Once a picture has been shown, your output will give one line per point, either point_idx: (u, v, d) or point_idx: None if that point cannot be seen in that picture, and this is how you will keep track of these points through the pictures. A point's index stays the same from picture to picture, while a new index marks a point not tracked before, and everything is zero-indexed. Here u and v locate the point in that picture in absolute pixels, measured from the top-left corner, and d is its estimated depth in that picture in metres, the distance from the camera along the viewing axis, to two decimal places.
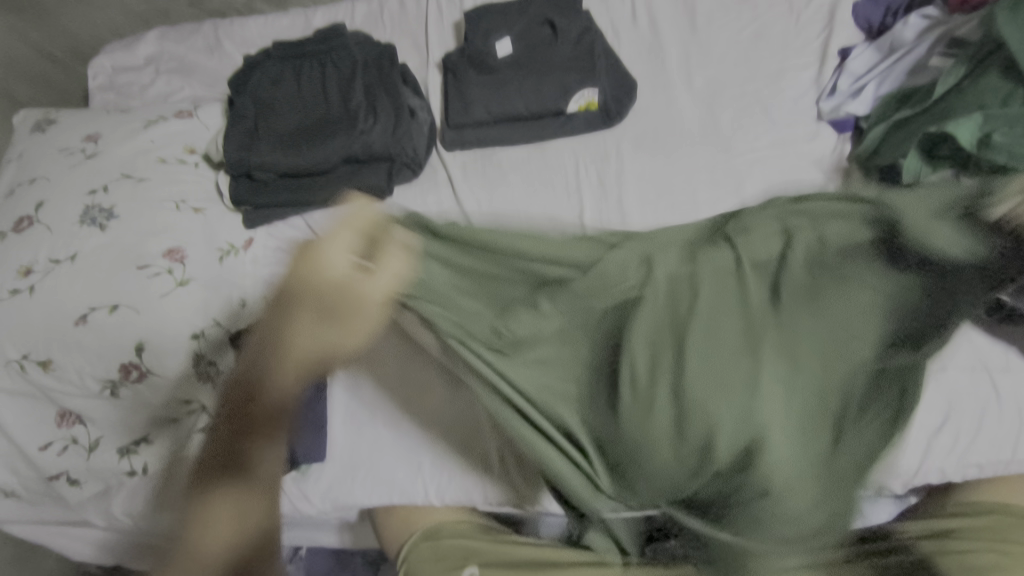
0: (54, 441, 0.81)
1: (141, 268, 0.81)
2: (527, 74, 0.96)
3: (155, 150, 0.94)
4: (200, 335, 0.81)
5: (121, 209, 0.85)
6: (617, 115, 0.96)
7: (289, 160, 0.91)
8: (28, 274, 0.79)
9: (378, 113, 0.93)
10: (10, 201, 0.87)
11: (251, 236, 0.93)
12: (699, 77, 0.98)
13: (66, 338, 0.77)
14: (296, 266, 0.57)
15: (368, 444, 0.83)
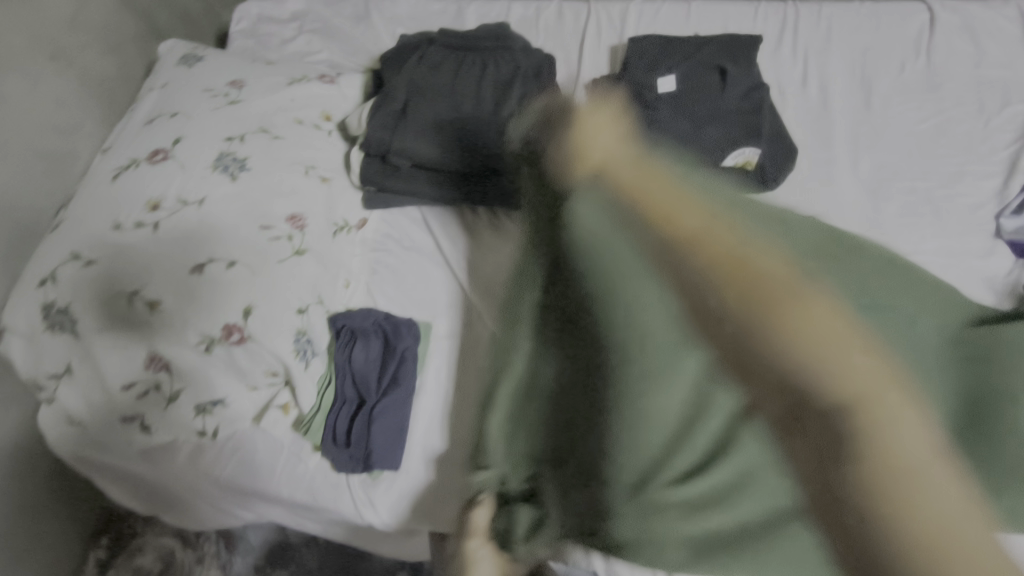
0: (136, 382, 0.75)
1: (263, 229, 0.79)
2: (686, 116, 0.91)
3: (294, 110, 0.93)
4: (305, 310, 0.79)
5: (253, 162, 0.83)
6: (773, 180, 0.89)
7: (429, 151, 0.88)
8: (155, 209, 0.76)
9: (528, 125, 0.90)
10: (146, 128, 0.85)
11: (366, 218, 0.94)
12: (866, 159, 0.91)
13: (176, 284, 0.73)
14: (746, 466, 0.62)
15: (444, 465, 0.79)
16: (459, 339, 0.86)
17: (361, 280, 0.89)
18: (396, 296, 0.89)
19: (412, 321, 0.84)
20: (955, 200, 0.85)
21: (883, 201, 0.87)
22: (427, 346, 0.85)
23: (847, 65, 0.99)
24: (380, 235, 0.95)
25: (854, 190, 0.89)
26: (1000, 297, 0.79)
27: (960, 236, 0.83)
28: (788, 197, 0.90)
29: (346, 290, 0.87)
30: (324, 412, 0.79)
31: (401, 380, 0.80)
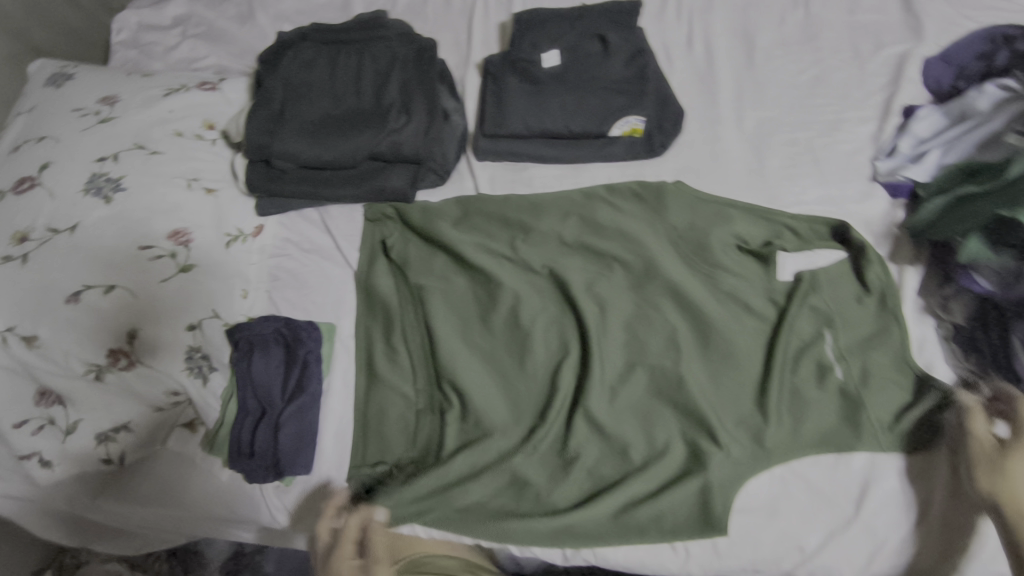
0: (30, 420, 0.74)
1: (143, 249, 0.77)
2: (571, 91, 0.91)
3: (172, 122, 0.90)
4: (196, 326, 0.78)
5: (129, 181, 0.81)
6: (661, 146, 0.90)
7: (313, 151, 0.86)
8: (23, 240, 0.74)
9: (411, 113, 0.88)
10: (13, 157, 0.82)
11: (261, 224, 0.91)
12: (751, 116, 0.92)
13: (53, 315, 0.72)
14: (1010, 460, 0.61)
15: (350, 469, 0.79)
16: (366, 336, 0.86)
17: (261, 288, 0.87)
18: (298, 301, 0.88)
19: (312, 325, 0.83)
20: (834, 147, 0.87)
21: (768, 156, 0.89)
22: (331, 347, 0.85)
23: (730, 22, 0.99)
24: (281, 240, 0.92)
25: (740, 148, 0.90)
26: (878, 239, 0.82)
27: (840, 183, 0.86)
28: (678, 160, 0.91)
29: (245, 300, 0.85)
30: (228, 425, 0.78)
31: (306, 386, 0.79)
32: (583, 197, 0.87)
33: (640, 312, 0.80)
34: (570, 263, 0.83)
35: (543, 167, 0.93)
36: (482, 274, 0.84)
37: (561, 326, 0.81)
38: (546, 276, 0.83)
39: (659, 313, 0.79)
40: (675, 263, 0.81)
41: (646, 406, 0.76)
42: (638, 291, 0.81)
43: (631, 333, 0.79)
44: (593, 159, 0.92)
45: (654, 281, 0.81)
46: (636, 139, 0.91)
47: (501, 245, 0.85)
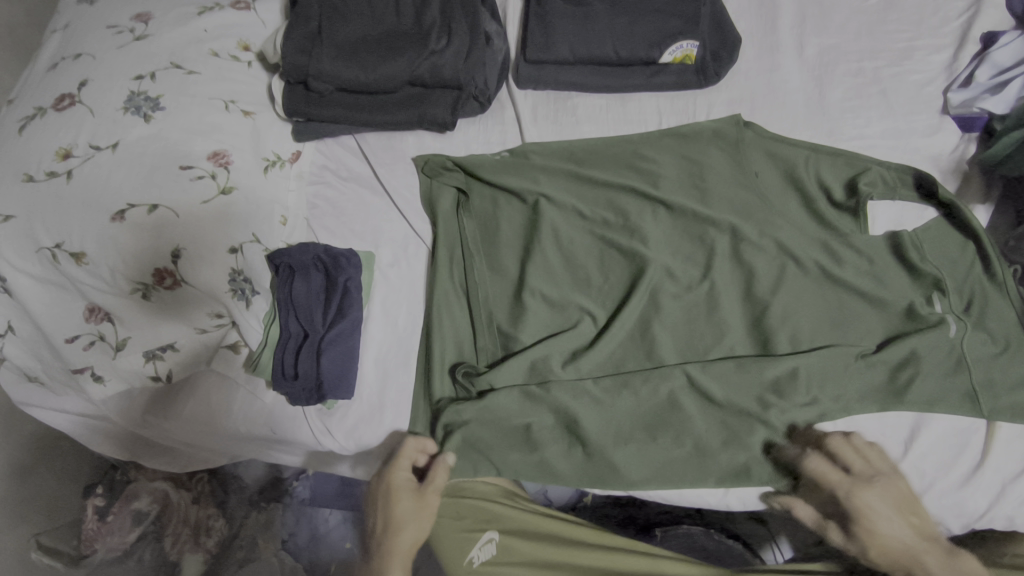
0: (80, 335, 0.76)
1: (184, 169, 0.76)
2: (622, 13, 0.86)
3: (207, 41, 0.87)
4: (238, 249, 0.77)
5: (167, 101, 0.79)
6: (715, 74, 0.85)
7: (351, 72, 0.82)
8: (67, 157, 0.73)
9: (453, 35, 0.84)
10: (51, 74, 0.81)
11: (299, 149, 0.90)
12: (813, 42, 0.86)
13: (101, 233, 0.71)
14: (873, 501, 0.60)
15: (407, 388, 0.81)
16: (402, 266, 0.86)
17: (300, 216, 0.87)
18: (336, 229, 0.88)
19: (352, 252, 0.83)
20: (902, 78, 0.82)
21: (831, 86, 0.83)
22: (371, 276, 0.84)
23: None
24: (318, 167, 0.92)
25: (800, 78, 0.84)
26: (944, 175, 0.78)
27: (908, 115, 0.80)
28: (732, 91, 0.86)
29: (284, 227, 0.85)
30: (271, 347, 0.79)
31: (347, 311, 0.79)
32: (632, 137, 0.85)
33: (691, 241, 0.78)
34: (626, 204, 0.80)
35: (588, 96, 0.90)
36: (549, 214, 0.80)
37: (608, 250, 0.79)
38: (603, 219, 0.80)
39: (714, 254, 0.77)
40: (737, 203, 0.78)
41: (698, 332, 0.74)
42: (699, 232, 0.78)
43: (691, 277, 0.76)
44: (641, 88, 0.88)
45: (717, 223, 0.77)
46: (687, 66, 0.86)
47: (555, 187, 0.81)
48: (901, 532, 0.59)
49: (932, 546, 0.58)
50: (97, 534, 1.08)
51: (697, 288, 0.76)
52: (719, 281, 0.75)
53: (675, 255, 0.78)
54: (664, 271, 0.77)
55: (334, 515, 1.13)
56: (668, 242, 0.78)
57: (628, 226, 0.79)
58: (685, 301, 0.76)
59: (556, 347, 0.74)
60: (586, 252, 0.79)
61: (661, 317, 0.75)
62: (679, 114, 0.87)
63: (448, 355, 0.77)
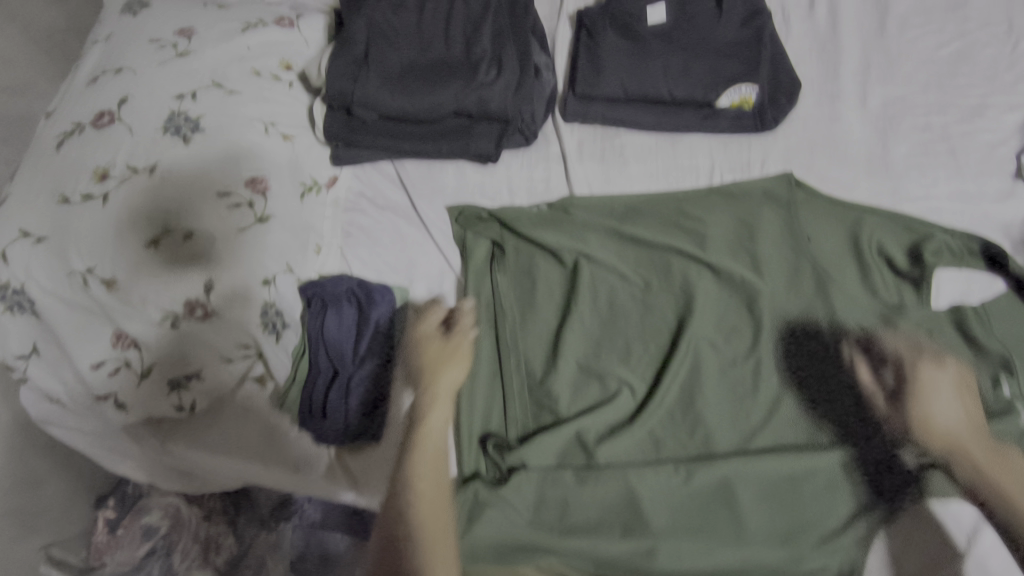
0: (106, 361, 0.74)
1: (222, 195, 0.74)
2: (679, 52, 0.83)
3: (250, 60, 0.85)
4: (271, 281, 0.75)
5: (207, 122, 0.77)
6: (773, 121, 0.81)
7: (396, 101, 0.79)
8: (103, 179, 0.71)
9: (503, 67, 0.81)
10: (91, 89, 0.79)
11: (336, 175, 0.88)
12: (879, 92, 0.82)
13: (135, 260, 0.70)
14: (927, 373, 0.66)
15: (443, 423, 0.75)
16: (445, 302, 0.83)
17: (333, 245, 0.85)
18: (369, 260, 0.85)
19: (386, 288, 0.81)
20: (972, 137, 0.78)
21: (896, 141, 0.79)
22: (404, 313, 0.82)
23: None
24: (354, 194, 0.89)
25: (862, 129, 0.81)
26: (1016, 245, 0.73)
27: (977, 177, 0.76)
28: (789, 139, 0.82)
29: (318, 257, 0.83)
30: (299, 384, 0.78)
31: (378, 349, 0.78)
32: (677, 191, 0.82)
33: (739, 299, 0.75)
34: (674, 258, 0.77)
35: (637, 136, 0.86)
36: (590, 275, 0.78)
37: (652, 306, 0.77)
38: (644, 280, 0.78)
39: (765, 315, 0.73)
40: (790, 264, 0.75)
41: (744, 402, 0.71)
42: (749, 293, 0.74)
43: (735, 337, 0.74)
44: (694, 131, 0.84)
45: (764, 286, 0.74)
46: (745, 111, 0.82)
47: (598, 246, 0.78)
48: (955, 424, 0.64)
49: (977, 432, 0.63)
50: (107, 546, 1.08)
51: (739, 350, 0.73)
52: (765, 343, 0.73)
53: (716, 322, 0.75)
54: (708, 332, 0.74)
55: (344, 539, 1.12)
56: (714, 299, 0.75)
57: (673, 276, 0.77)
58: (728, 369, 0.73)
59: (595, 417, 0.72)
60: (628, 305, 0.77)
61: (703, 383, 0.72)
62: (733, 161, 0.83)
63: (478, 419, 0.74)
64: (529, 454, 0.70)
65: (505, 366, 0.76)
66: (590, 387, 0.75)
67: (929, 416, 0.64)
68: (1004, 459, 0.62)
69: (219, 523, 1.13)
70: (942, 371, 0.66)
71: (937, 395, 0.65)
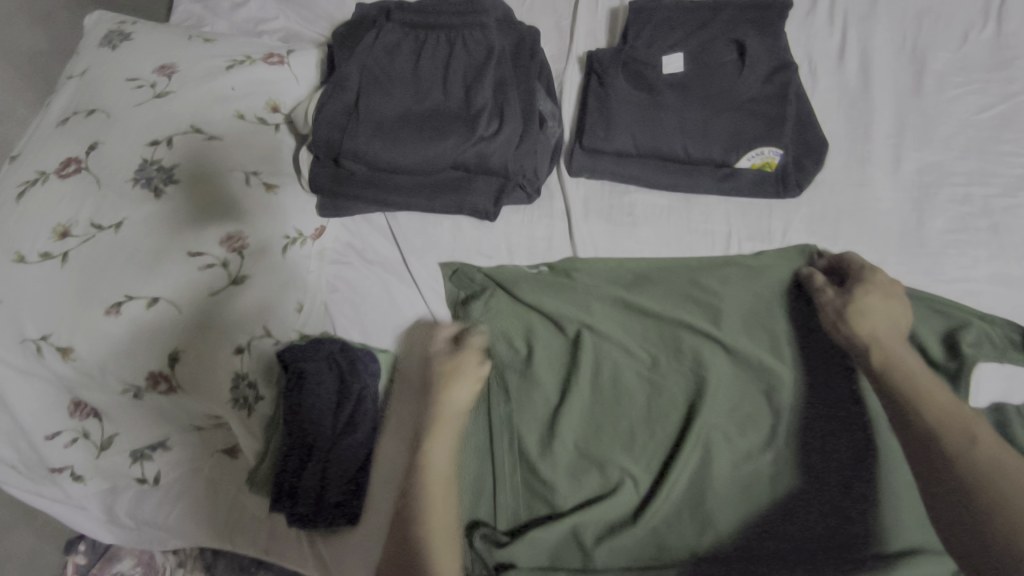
0: (63, 431, 0.69)
1: (192, 256, 0.68)
2: (696, 106, 0.76)
3: (233, 100, 0.78)
4: (245, 348, 0.68)
5: (182, 172, 0.71)
6: (797, 187, 0.75)
7: (387, 154, 0.73)
8: (64, 236, 0.66)
9: (504, 120, 0.74)
10: (60, 132, 0.73)
11: (322, 225, 0.82)
12: (914, 157, 0.75)
13: (92, 328, 0.63)
14: (873, 304, 0.65)
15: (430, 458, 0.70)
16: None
17: (316, 301, 0.79)
18: (355, 319, 0.79)
19: (369, 353, 0.74)
20: (1017, 213, 0.71)
21: (932, 213, 0.72)
22: (389, 380, 0.76)
23: (897, 34, 0.82)
24: (341, 245, 0.83)
25: (894, 198, 0.74)
26: None
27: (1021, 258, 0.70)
28: (813, 205, 0.76)
29: (299, 314, 0.76)
30: (270, 458, 0.70)
31: (359, 424, 0.71)
32: (690, 260, 0.76)
33: (755, 385, 0.68)
34: (685, 335, 0.70)
35: (647, 193, 0.80)
36: (592, 348, 0.71)
37: (660, 386, 0.70)
38: (652, 357, 0.71)
39: (782, 405, 0.67)
40: (813, 351, 0.69)
41: (757, 501, 0.64)
42: (769, 380, 0.68)
43: (750, 426, 0.67)
44: (709, 191, 0.78)
45: (781, 373, 0.68)
46: (766, 173, 0.76)
47: (602, 317, 0.72)
48: (885, 328, 0.64)
49: (897, 336, 0.64)
50: None
51: (753, 443, 0.67)
52: (780, 435, 0.66)
53: (732, 410, 0.68)
54: (721, 420, 0.67)
55: None
56: (728, 384, 0.69)
57: (684, 355, 0.70)
58: (743, 464, 0.66)
59: (594, 513, 0.65)
60: (634, 384, 0.70)
61: (709, 475, 0.65)
62: (751, 226, 0.77)
63: (464, 506, 0.67)
64: (519, 551, 0.64)
65: (496, 448, 0.70)
66: (589, 477, 0.68)
67: (871, 342, 0.64)
68: (951, 410, 0.57)
69: (193, 574, 1.05)
70: (879, 292, 0.66)
71: (875, 329, 0.64)
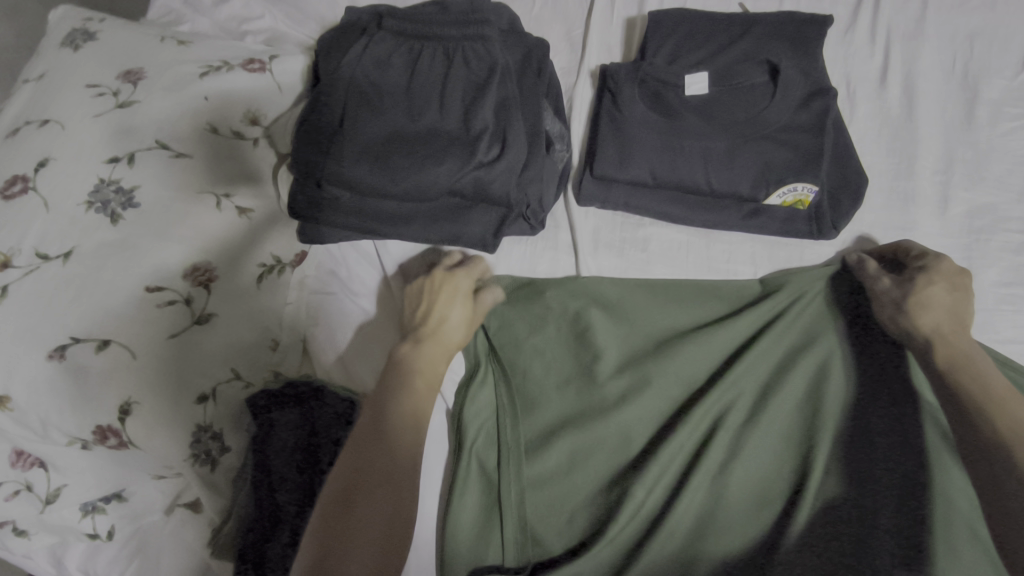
0: (3, 483, 0.60)
1: (150, 291, 0.60)
2: (722, 133, 0.68)
3: (204, 111, 0.70)
4: (208, 397, 0.61)
5: (143, 195, 0.63)
6: (832, 229, 0.67)
7: (374, 180, 0.65)
8: (5, 267, 0.58)
9: (507, 144, 0.67)
10: (9, 145, 0.66)
11: (304, 250, 0.74)
12: (963, 197, 0.68)
13: (34, 375, 0.56)
14: (935, 290, 0.60)
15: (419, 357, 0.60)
16: (431, 422, 0.68)
17: (297, 336, 0.72)
18: (341, 358, 0.73)
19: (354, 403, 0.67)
20: None
21: (983, 263, 0.65)
22: None
23: (946, 58, 0.73)
24: (320, 273, 0.76)
25: (941, 243, 0.66)
26: None
27: None
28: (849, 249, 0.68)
29: (274, 352, 0.69)
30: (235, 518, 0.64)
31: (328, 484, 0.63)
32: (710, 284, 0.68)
33: (784, 421, 0.61)
34: (707, 364, 0.64)
35: (664, 228, 0.73)
36: (600, 373, 0.65)
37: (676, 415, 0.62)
38: (671, 388, 0.63)
39: (815, 449, 0.59)
40: (849, 407, 0.61)
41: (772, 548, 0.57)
42: (792, 439, 0.61)
43: (776, 469, 0.60)
44: (733, 228, 0.70)
45: (803, 430, 0.61)
46: (797, 212, 0.68)
47: (607, 342, 0.66)
48: (945, 320, 0.59)
49: (960, 327, 0.59)
50: None
51: (773, 484, 0.59)
52: (810, 478, 0.58)
53: (751, 472, 0.60)
54: (741, 458, 0.60)
55: None
56: (752, 416, 0.61)
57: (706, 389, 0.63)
58: (759, 505, 0.59)
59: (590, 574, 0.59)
60: (647, 413, 0.63)
61: (713, 535, 0.58)
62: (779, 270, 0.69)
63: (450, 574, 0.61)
64: None
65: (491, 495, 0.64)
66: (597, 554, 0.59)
67: (934, 336, 0.58)
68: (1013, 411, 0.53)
69: None
70: (941, 278, 0.61)
71: (937, 319, 0.59)
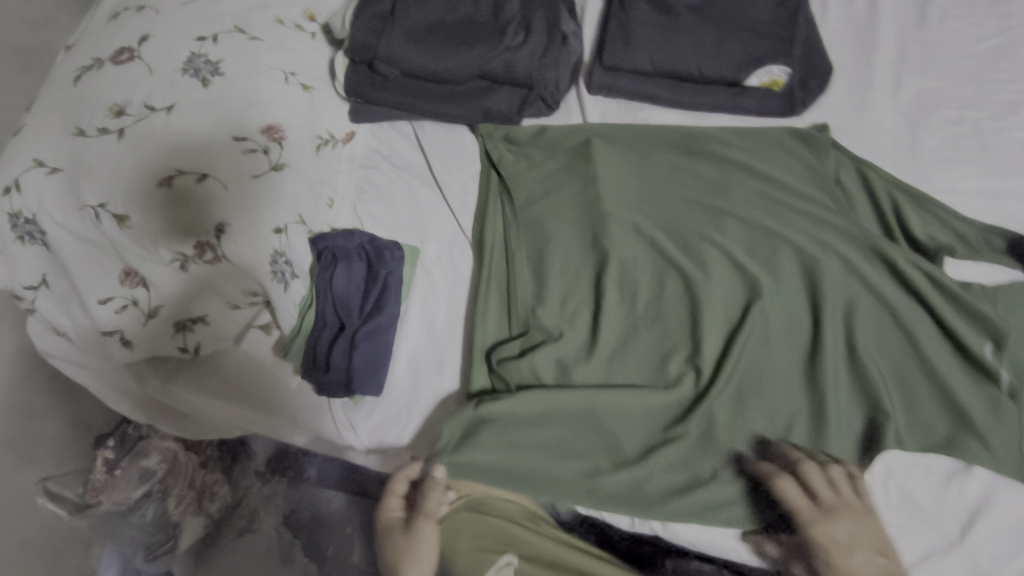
0: (114, 297, 0.74)
1: (237, 140, 0.73)
2: (710, 27, 0.81)
3: (273, 7, 0.83)
4: (283, 230, 0.74)
5: (227, 65, 0.76)
6: (800, 105, 0.81)
7: (421, 58, 0.79)
8: (119, 115, 0.71)
9: (530, 32, 0.81)
10: (112, 26, 0.78)
11: (353, 131, 0.87)
12: (912, 82, 0.80)
13: (149, 198, 0.69)
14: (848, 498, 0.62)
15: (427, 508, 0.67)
16: (461, 266, 0.82)
17: (348, 199, 0.83)
18: (384, 218, 0.84)
19: (397, 245, 0.79)
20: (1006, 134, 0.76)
21: (926, 133, 0.78)
22: (412, 270, 0.81)
23: None
24: (370, 150, 0.89)
25: (891, 118, 0.79)
26: None
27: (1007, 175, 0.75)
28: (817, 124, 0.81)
29: (330, 210, 0.81)
30: (304, 334, 0.77)
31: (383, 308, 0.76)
32: (692, 144, 0.81)
33: (746, 248, 0.76)
34: (688, 205, 0.79)
35: (662, 111, 0.85)
36: (602, 212, 0.79)
37: (659, 246, 0.77)
38: (655, 224, 0.78)
39: (769, 270, 0.74)
40: (804, 237, 0.74)
41: (736, 339, 0.71)
42: (753, 260, 0.75)
43: (740, 285, 0.74)
44: (719, 110, 0.83)
45: (761, 254, 0.75)
46: (773, 92, 0.81)
47: (609, 184, 0.80)
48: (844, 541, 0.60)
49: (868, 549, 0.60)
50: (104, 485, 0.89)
51: (736, 295, 0.74)
52: (765, 289, 0.73)
53: (721, 285, 0.74)
54: (711, 278, 0.75)
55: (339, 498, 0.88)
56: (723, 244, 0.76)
57: (686, 225, 0.77)
58: (722, 309, 0.74)
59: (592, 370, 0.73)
60: (637, 244, 0.78)
61: (690, 330, 0.73)
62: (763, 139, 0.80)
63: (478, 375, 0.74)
64: (519, 404, 0.69)
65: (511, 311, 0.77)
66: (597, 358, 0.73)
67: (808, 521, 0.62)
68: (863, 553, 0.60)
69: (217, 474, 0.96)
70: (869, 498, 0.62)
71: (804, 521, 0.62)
